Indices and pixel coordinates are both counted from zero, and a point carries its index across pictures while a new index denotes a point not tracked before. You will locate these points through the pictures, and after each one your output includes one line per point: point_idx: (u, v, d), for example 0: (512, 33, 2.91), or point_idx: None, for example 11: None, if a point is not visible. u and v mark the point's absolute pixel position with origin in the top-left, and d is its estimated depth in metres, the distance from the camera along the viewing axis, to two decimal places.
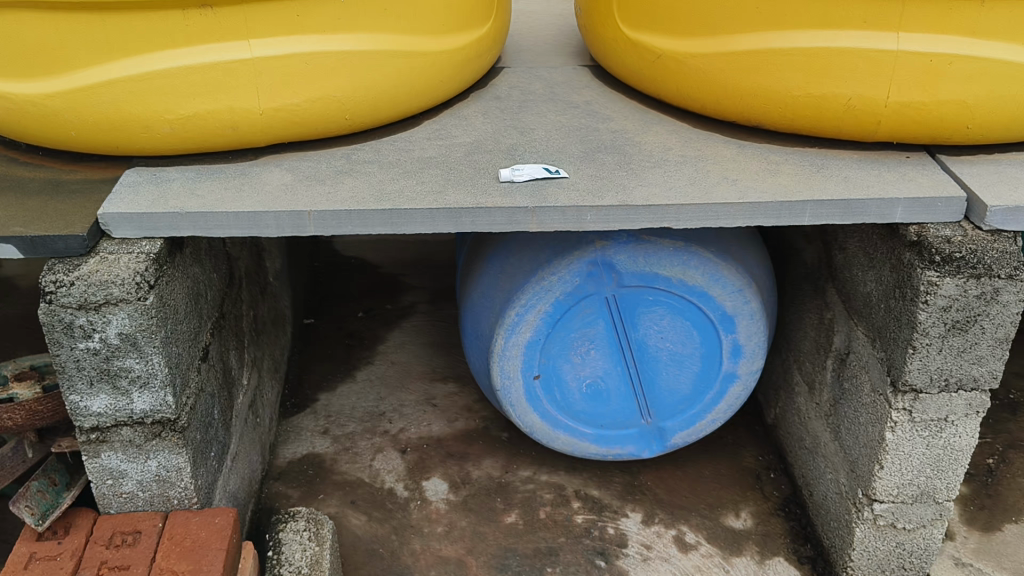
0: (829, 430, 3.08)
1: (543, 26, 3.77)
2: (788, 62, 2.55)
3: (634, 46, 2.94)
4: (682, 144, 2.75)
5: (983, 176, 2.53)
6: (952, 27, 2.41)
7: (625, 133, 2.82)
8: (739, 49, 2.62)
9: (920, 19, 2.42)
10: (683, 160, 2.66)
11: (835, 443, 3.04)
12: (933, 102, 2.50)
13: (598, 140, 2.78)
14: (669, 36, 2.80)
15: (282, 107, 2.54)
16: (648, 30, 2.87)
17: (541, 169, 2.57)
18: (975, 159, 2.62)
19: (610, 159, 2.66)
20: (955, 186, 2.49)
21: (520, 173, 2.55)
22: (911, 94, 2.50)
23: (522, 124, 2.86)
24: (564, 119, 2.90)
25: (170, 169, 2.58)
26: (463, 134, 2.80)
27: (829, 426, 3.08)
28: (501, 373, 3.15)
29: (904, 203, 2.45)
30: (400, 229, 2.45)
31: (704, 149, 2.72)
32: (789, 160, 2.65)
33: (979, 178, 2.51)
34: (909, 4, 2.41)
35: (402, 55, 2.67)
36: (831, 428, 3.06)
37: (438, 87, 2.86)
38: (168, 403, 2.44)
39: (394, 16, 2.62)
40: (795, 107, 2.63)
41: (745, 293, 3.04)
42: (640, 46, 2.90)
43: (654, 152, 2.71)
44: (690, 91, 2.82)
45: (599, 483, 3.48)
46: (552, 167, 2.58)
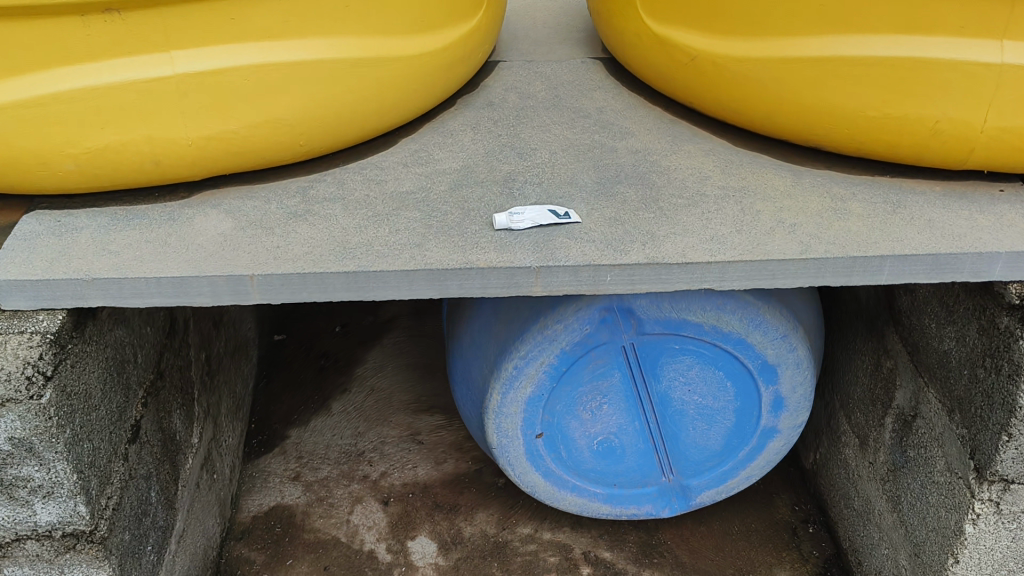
0: (887, 499, 2.61)
1: (544, 5, 3.20)
2: (858, 73, 2.03)
3: (657, 41, 2.39)
4: (721, 172, 2.22)
5: None
6: None
7: (649, 155, 2.29)
8: (795, 55, 2.08)
9: None
10: (724, 197, 2.13)
11: (892, 516, 2.57)
12: None
13: (616, 167, 2.25)
14: (700, 34, 2.27)
15: (217, 134, 2.02)
16: (673, 25, 2.34)
17: (552, 214, 2.04)
18: None
19: (633, 195, 2.14)
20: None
21: (521, 221, 2.02)
22: (1015, 119, 1.96)
23: (521, 145, 2.33)
24: (573, 136, 2.37)
25: (80, 214, 2.05)
26: (449, 158, 2.27)
27: (885, 495, 2.62)
28: (497, 431, 2.67)
29: (1006, 258, 1.93)
30: (369, 296, 1.94)
31: (749, 178, 2.19)
32: (856, 195, 2.13)
33: None
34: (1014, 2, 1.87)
35: (370, 63, 2.14)
36: (889, 498, 2.59)
37: (416, 96, 2.32)
38: (80, 513, 1.98)
39: (356, 14, 2.09)
40: (860, 129, 2.11)
41: (790, 339, 2.54)
42: (665, 42, 2.36)
43: (686, 184, 2.18)
44: (728, 102, 2.29)
45: (611, 543, 3.03)
46: (565, 211, 2.05)
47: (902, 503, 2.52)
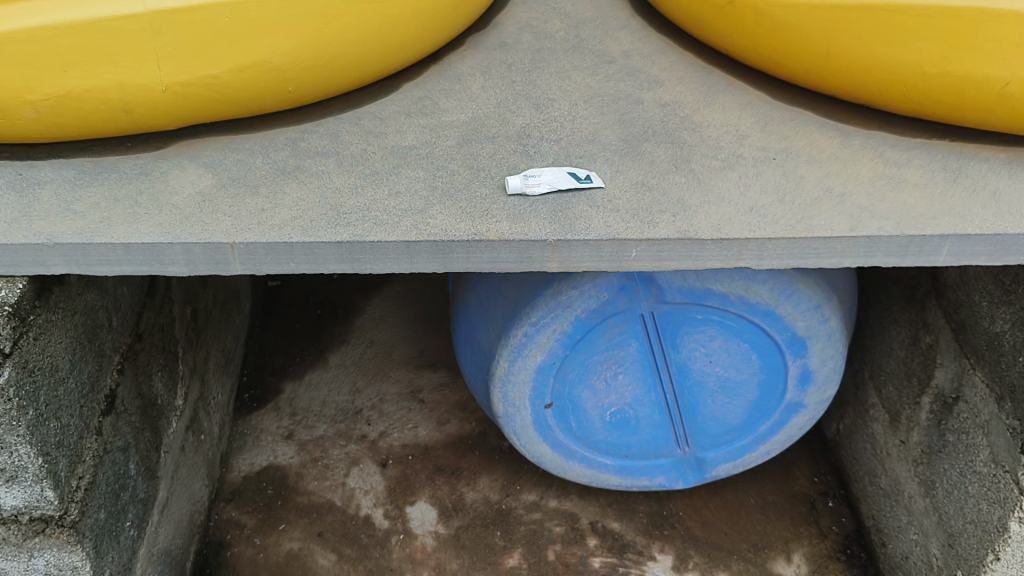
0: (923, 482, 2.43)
1: None
2: (920, 24, 1.82)
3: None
4: (761, 130, 1.99)
5: None
6: None
7: (679, 108, 2.05)
8: (851, 3, 1.89)
9: None
10: (763, 160, 1.90)
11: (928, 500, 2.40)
12: None
13: (643, 122, 2.01)
14: None
15: (195, 80, 1.79)
16: None
17: (570, 176, 1.83)
18: None
19: (662, 156, 1.91)
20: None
21: (536, 185, 1.81)
22: None
23: (536, 94, 2.09)
24: (595, 85, 2.12)
25: (43, 165, 1.83)
26: (456, 108, 2.04)
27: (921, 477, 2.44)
28: (504, 400, 2.48)
29: None
30: (365, 268, 1.73)
31: (791, 138, 1.96)
32: (912, 160, 1.89)
33: None
34: None
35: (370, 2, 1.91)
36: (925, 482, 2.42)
37: (422, 37, 2.08)
38: (48, 498, 1.80)
39: None
40: (920, 87, 1.88)
41: (823, 311, 2.33)
42: None
43: (721, 143, 1.94)
44: (770, 51, 2.06)
45: (620, 514, 2.87)
46: (585, 174, 1.84)
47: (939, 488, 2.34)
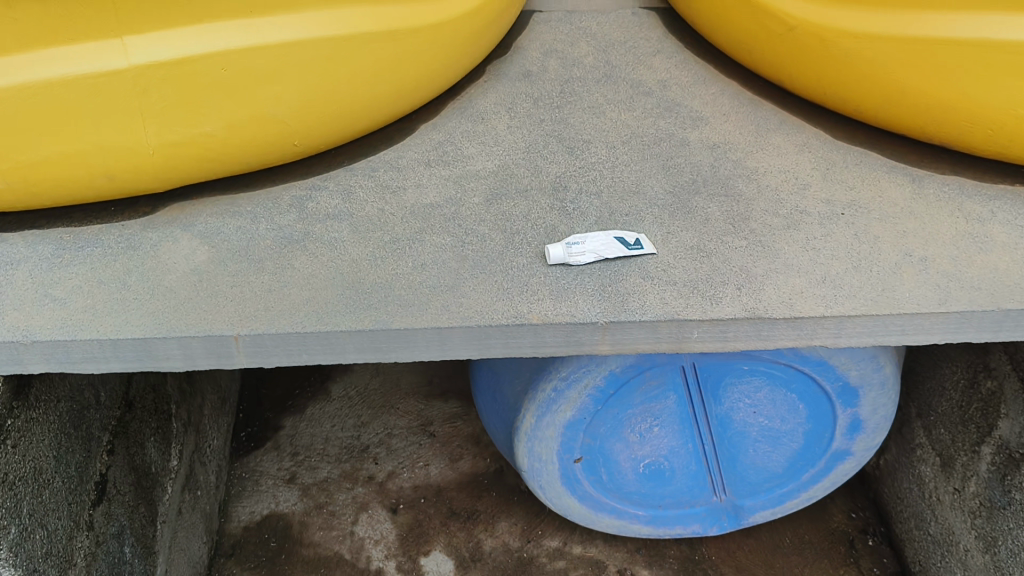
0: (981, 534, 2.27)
1: None
2: (1015, 63, 1.59)
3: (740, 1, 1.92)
4: (823, 177, 1.78)
5: None
6: None
7: (730, 151, 1.84)
8: (937, 35, 1.65)
9: None
10: (830, 215, 1.69)
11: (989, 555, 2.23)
12: None
13: (692, 168, 1.80)
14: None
15: (188, 139, 1.55)
16: None
17: (618, 244, 1.61)
18: None
19: (717, 212, 1.70)
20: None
21: (579, 257, 1.59)
22: None
23: (569, 135, 1.87)
24: (633, 121, 1.90)
25: (14, 240, 1.61)
26: (480, 155, 1.81)
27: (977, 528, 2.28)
28: (531, 455, 2.27)
29: None
30: (390, 357, 1.52)
31: (859, 187, 1.75)
32: (999, 213, 1.69)
33: None
34: None
35: (382, 41, 1.66)
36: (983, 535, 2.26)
37: (441, 73, 1.85)
38: None
39: None
40: (1008, 131, 1.67)
41: (879, 359, 2.13)
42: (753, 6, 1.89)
43: (781, 195, 1.73)
44: (831, 86, 1.84)
45: (650, 560, 2.68)
46: (633, 240, 1.62)
47: (1001, 543, 2.18)
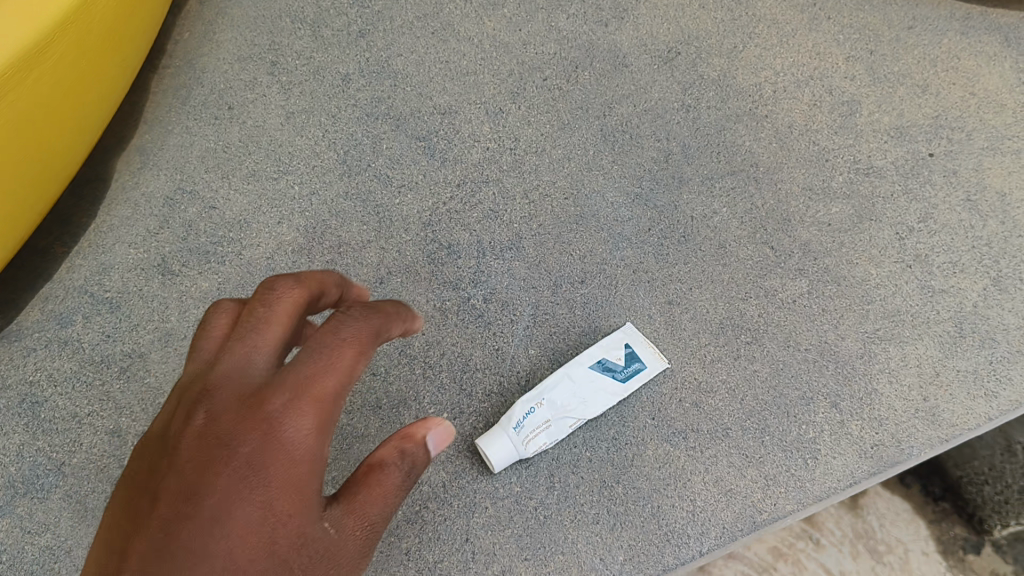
0: None
1: None
2: None
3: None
4: (869, 75, 1.01)
5: None
6: None
7: (700, 57, 1.01)
8: None
9: None
10: (913, 166, 0.96)
11: None
12: None
13: (653, 122, 0.98)
14: None
15: None
16: None
17: (609, 382, 0.84)
18: None
19: (731, 221, 0.93)
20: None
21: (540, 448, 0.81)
22: None
23: (410, 106, 0.98)
24: (513, 36, 1.02)
25: None
26: (262, 211, 0.92)
27: None
28: None
29: None
30: None
31: (935, 84, 1.00)
32: None
33: None
34: None
35: (8, 81, 0.70)
36: None
37: (108, 85, 0.88)
38: None
39: None
40: None
41: None
42: None
43: (820, 143, 0.97)
44: None
45: None
46: (630, 359, 0.85)
47: (966, 479, 1.00)
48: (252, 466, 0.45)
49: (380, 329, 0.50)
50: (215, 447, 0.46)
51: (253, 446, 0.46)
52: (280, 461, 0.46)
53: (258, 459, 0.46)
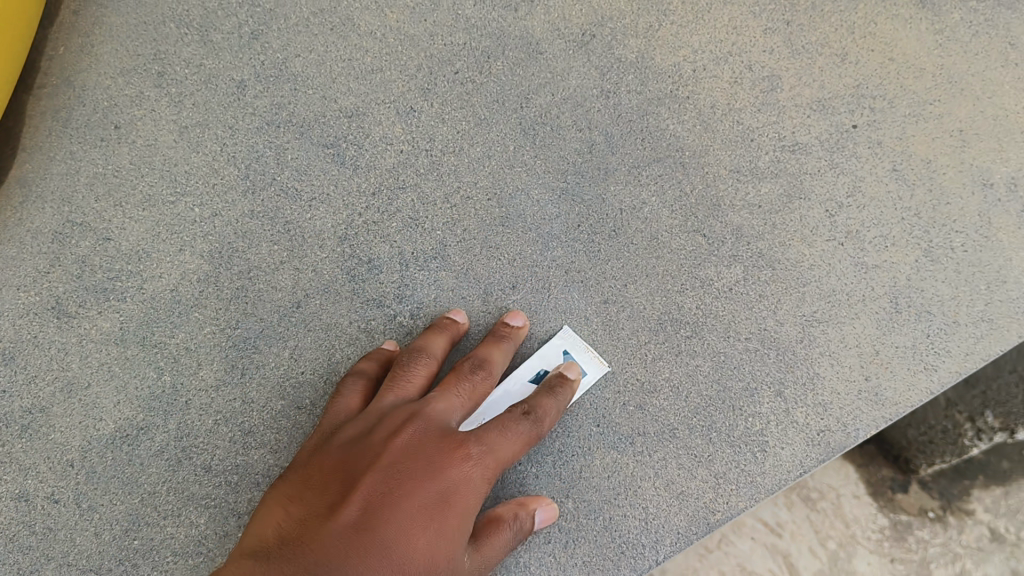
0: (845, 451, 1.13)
1: None
2: None
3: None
4: (789, 46, 0.98)
5: None
6: None
7: (616, 39, 0.97)
8: None
9: None
10: (838, 139, 0.94)
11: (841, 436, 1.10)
12: None
13: (573, 111, 0.94)
14: None
15: None
16: None
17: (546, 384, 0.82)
18: None
19: (662, 211, 0.90)
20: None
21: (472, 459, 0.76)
22: None
23: (314, 111, 0.91)
24: (419, 26, 0.96)
25: None
26: (162, 239, 0.85)
27: None
28: None
29: None
30: None
31: (854, 52, 0.97)
32: None
33: None
34: None
35: None
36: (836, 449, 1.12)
37: None
38: None
39: None
40: None
41: None
42: None
43: (745, 122, 0.94)
44: None
45: None
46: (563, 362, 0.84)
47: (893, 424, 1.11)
48: (441, 497, 0.62)
49: (540, 417, 0.71)
50: (413, 460, 0.63)
51: (453, 474, 0.63)
52: (456, 494, 0.63)
53: (447, 489, 0.62)
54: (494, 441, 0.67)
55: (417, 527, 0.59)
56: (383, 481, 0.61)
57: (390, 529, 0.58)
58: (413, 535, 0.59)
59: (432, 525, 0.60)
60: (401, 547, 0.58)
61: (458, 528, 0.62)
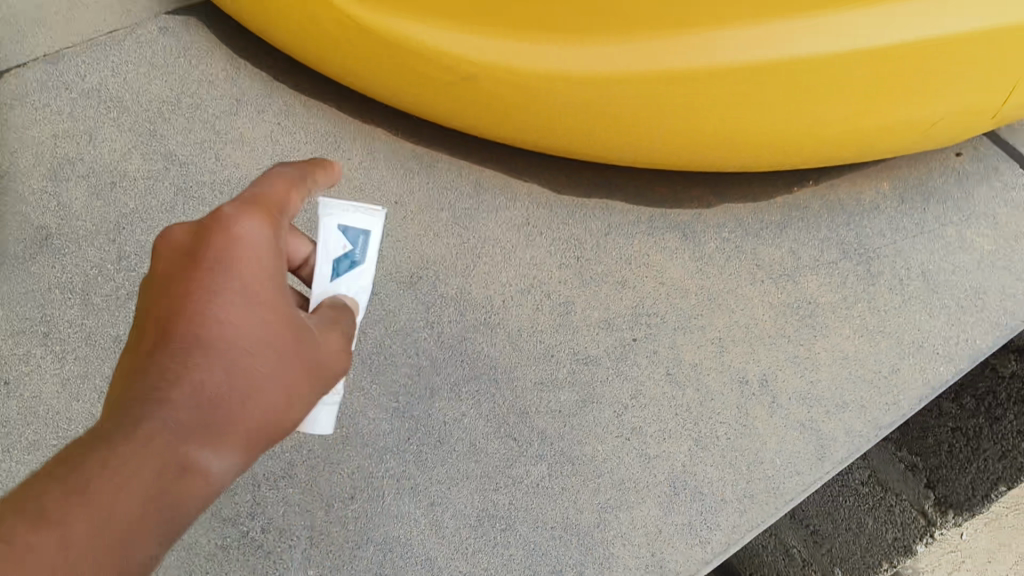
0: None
1: None
2: (833, 81, 1.06)
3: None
4: (580, 274, 1.18)
5: None
6: None
7: (440, 279, 1.16)
8: (701, 71, 1.05)
9: None
10: (621, 351, 1.14)
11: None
12: None
13: (404, 340, 1.11)
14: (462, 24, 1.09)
15: None
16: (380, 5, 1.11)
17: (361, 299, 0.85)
18: None
19: (478, 421, 1.07)
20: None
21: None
22: None
23: None
24: None
25: None
26: None
27: None
28: None
29: None
30: None
31: (632, 279, 1.19)
32: (799, 252, 1.22)
33: None
34: None
35: None
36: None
37: None
38: None
39: None
40: (802, 146, 1.16)
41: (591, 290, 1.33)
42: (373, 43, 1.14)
43: (545, 342, 1.13)
44: (534, 132, 1.20)
45: None
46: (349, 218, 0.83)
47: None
48: (215, 263, 0.65)
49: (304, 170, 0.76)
50: (189, 253, 0.66)
51: (220, 239, 0.65)
52: (238, 250, 0.66)
53: (222, 254, 0.65)
54: (258, 198, 0.69)
55: (203, 300, 0.64)
56: (171, 291, 0.64)
57: (179, 324, 0.63)
58: (196, 309, 0.63)
59: (219, 288, 0.64)
60: (196, 327, 0.63)
61: (221, 273, 0.65)
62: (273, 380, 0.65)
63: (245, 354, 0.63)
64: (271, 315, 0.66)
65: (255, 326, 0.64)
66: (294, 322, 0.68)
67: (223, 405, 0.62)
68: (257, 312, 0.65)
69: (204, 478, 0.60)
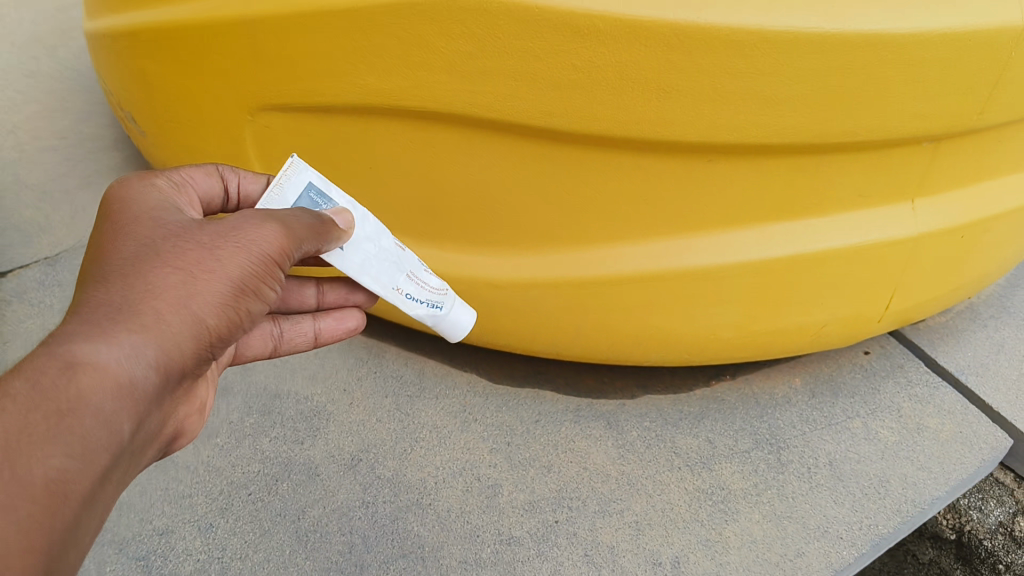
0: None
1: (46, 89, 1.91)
2: (723, 291, 1.19)
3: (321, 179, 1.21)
4: (508, 462, 1.29)
5: (995, 367, 1.46)
6: (989, 170, 1.17)
7: (376, 462, 1.27)
8: (605, 278, 1.18)
9: (953, 173, 1.13)
10: (543, 532, 1.19)
11: None
12: (948, 290, 1.31)
13: (338, 520, 1.19)
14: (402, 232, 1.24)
15: None
16: None
17: (393, 280, 0.96)
18: (940, 323, 1.56)
19: None
20: (986, 423, 1.37)
21: (308, 331, 1.07)
22: (919, 295, 1.28)
23: (131, 530, 1.17)
24: (224, 459, 1.26)
25: None
26: None
27: None
28: None
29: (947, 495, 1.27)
30: None
31: (556, 463, 1.29)
32: (714, 439, 1.34)
33: (994, 380, 1.43)
34: (939, 155, 1.09)
35: None
36: None
37: None
38: None
39: None
40: (708, 348, 1.29)
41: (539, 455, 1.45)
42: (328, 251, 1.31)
43: (472, 522, 1.20)
44: (471, 331, 1.34)
45: None
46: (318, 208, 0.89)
47: None
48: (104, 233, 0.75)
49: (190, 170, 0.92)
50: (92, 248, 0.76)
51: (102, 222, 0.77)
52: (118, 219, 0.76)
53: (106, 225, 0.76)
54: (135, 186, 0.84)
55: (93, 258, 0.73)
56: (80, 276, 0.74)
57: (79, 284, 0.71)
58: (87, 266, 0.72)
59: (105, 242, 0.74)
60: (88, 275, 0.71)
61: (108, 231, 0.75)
62: (168, 276, 0.69)
63: (125, 264, 0.70)
64: (147, 240, 0.73)
65: (139, 249, 0.72)
66: (182, 233, 0.74)
67: (111, 307, 0.66)
68: (137, 241, 0.73)
69: (100, 370, 0.62)
